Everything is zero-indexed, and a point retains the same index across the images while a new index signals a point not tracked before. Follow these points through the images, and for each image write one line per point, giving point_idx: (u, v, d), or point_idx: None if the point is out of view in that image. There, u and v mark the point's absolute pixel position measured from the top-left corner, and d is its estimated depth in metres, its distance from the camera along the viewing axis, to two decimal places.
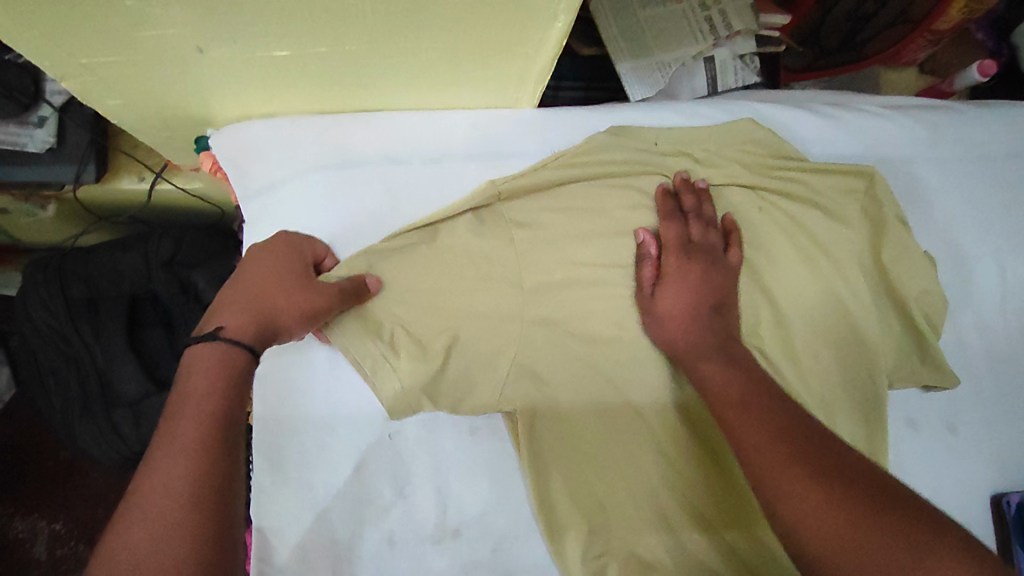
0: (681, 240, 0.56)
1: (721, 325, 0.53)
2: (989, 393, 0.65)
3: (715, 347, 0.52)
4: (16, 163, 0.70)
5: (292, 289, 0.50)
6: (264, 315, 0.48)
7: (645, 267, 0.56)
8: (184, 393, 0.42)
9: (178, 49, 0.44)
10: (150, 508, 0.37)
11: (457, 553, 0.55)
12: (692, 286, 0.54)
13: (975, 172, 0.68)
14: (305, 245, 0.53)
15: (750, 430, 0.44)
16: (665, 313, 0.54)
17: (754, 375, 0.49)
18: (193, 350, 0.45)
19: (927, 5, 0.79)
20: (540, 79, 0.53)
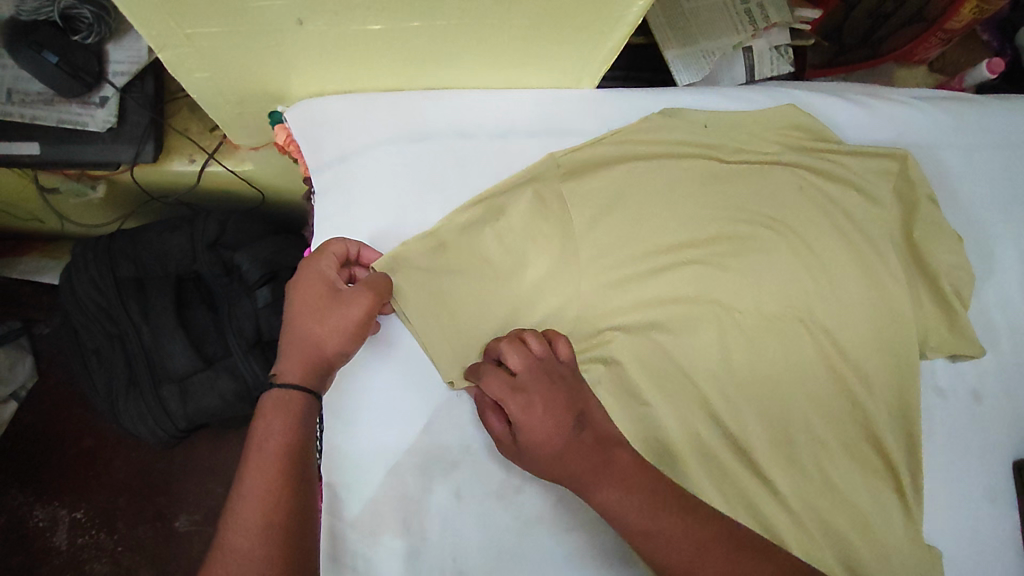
0: (507, 383, 0.52)
1: (589, 443, 0.51)
2: (1012, 364, 0.68)
3: (597, 475, 0.50)
4: (78, 142, 0.72)
5: (329, 317, 0.53)
6: (314, 353, 0.52)
7: (495, 384, 0.52)
8: (260, 432, 0.49)
9: (280, 22, 0.47)
10: (236, 537, 0.44)
11: (521, 509, 0.57)
12: (544, 431, 0.50)
13: (995, 158, 0.73)
14: (321, 268, 0.55)
15: (666, 544, 0.47)
16: (534, 433, 0.51)
17: (629, 473, 0.50)
18: (260, 405, 0.51)
19: (942, 5, 0.85)
20: (608, 56, 0.58)
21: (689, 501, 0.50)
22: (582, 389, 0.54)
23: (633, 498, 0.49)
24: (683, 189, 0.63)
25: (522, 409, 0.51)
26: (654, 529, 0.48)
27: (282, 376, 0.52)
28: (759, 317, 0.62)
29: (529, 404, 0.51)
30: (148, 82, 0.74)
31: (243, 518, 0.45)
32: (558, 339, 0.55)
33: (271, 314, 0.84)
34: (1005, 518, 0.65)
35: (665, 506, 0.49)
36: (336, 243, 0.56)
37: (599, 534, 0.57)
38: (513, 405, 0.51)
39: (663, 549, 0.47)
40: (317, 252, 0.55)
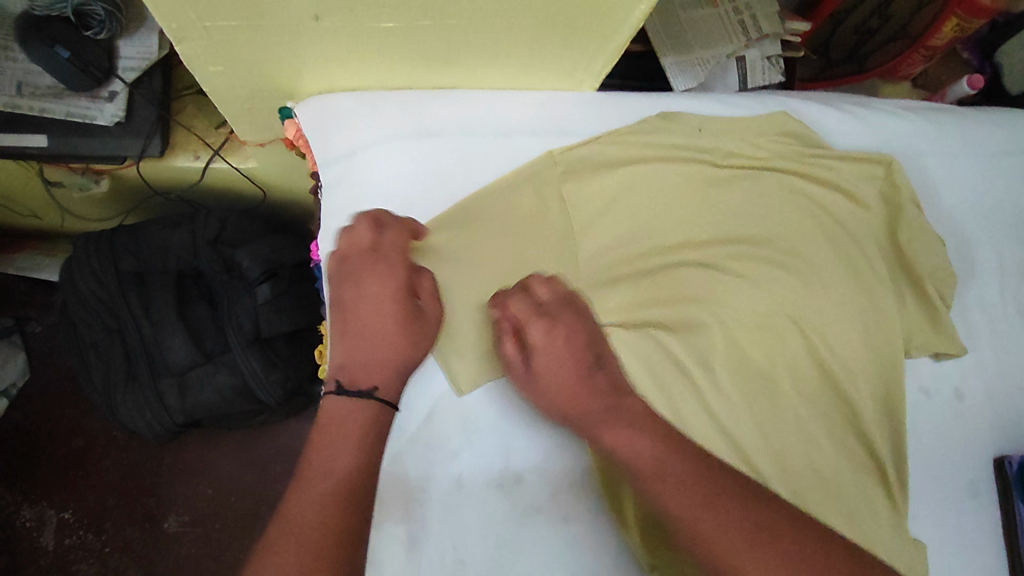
0: (534, 307, 0.56)
1: (608, 381, 0.55)
2: (992, 364, 0.71)
3: (615, 415, 0.53)
4: (86, 136, 0.73)
5: (418, 329, 0.56)
6: (403, 370, 0.55)
7: (515, 306, 0.57)
8: (333, 432, 0.50)
9: (296, 16, 0.49)
10: (295, 527, 0.45)
11: (519, 497, 0.58)
12: (558, 353, 0.55)
13: (976, 166, 0.76)
14: (395, 275, 0.56)
15: (676, 490, 0.49)
16: (544, 353, 0.55)
17: (649, 422, 0.52)
18: (344, 407, 0.52)
19: (925, 23, 0.88)
20: (609, 59, 0.60)
21: (706, 457, 0.51)
22: (603, 335, 0.57)
23: (645, 447, 0.51)
24: (679, 190, 0.65)
25: (541, 330, 0.55)
26: (667, 473, 0.49)
27: (383, 394, 0.53)
28: (753, 314, 0.64)
29: (552, 329, 0.55)
30: (157, 78, 0.75)
31: (305, 510, 0.46)
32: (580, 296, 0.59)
33: (271, 310, 0.85)
34: (985, 513, 0.67)
35: (681, 451, 0.51)
36: (399, 245, 0.57)
37: (595, 525, 0.59)
38: (535, 325, 0.56)
39: (672, 498, 0.48)
40: (389, 259, 0.57)
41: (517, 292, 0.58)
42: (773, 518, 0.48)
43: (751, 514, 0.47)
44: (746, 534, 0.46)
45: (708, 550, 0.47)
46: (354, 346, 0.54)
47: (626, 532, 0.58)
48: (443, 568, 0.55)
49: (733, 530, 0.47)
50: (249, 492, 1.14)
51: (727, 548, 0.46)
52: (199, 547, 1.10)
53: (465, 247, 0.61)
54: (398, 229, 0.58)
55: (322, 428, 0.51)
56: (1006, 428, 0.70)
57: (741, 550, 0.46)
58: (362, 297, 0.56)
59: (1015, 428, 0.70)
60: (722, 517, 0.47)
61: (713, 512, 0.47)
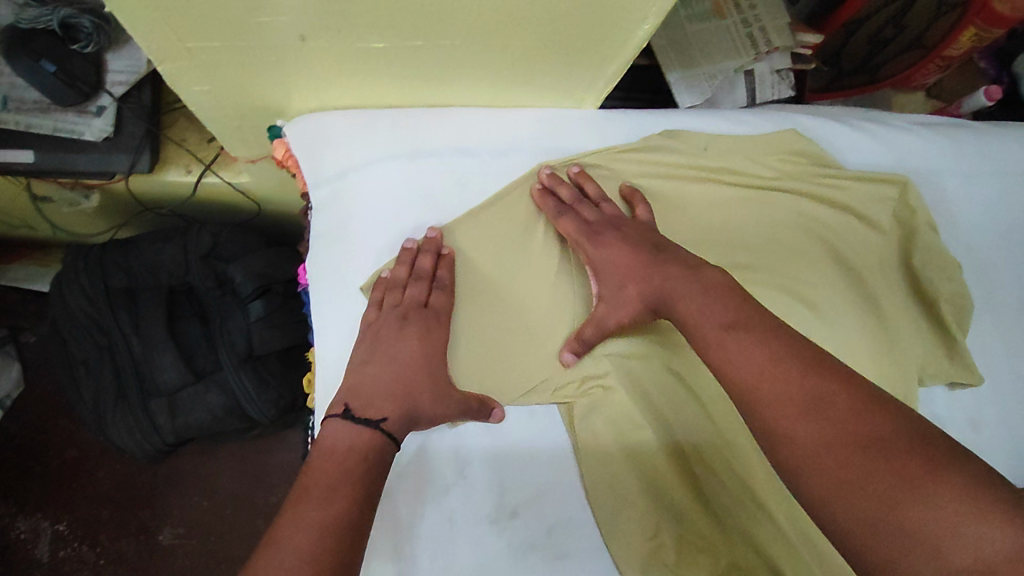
0: (584, 226, 0.56)
1: (671, 260, 0.51)
2: (1010, 393, 0.68)
3: (672, 285, 0.49)
4: (74, 151, 0.71)
5: (443, 385, 0.54)
6: (414, 416, 0.52)
7: (569, 224, 0.57)
8: (331, 451, 0.48)
9: (283, 37, 0.47)
10: (286, 542, 0.42)
11: (514, 534, 0.56)
12: (619, 255, 0.54)
13: (995, 185, 0.73)
14: (430, 317, 0.55)
15: (736, 352, 0.43)
16: (605, 260, 0.54)
17: (714, 288, 0.47)
18: (345, 427, 0.49)
19: (941, 32, 0.86)
20: (612, 77, 0.57)
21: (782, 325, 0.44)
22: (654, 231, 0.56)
23: (708, 308, 0.46)
24: (683, 213, 0.63)
25: (595, 245, 0.55)
26: (727, 334, 0.44)
27: (388, 427, 0.50)
28: None
29: (604, 240, 0.55)
30: (146, 92, 0.73)
31: (296, 526, 0.43)
32: (640, 201, 0.59)
33: (264, 327, 0.83)
34: None
35: (746, 313, 0.45)
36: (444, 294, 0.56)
37: (592, 561, 0.57)
38: (589, 243, 0.55)
39: (726, 360, 0.43)
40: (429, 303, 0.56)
41: (565, 211, 0.58)
42: (843, 391, 0.39)
43: (817, 382, 0.40)
44: (803, 402, 0.39)
45: (759, 423, 0.41)
46: (375, 373, 0.52)
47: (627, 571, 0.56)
48: None
49: (785, 394, 0.40)
50: (245, 504, 1.12)
51: (775, 407, 0.40)
52: (193, 561, 1.08)
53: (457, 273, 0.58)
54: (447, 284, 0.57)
55: (320, 447, 0.48)
56: None
57: (791, 419, 0.39)
58: (395, 330, 0.54)
59: None
60: (778, 378, 0.41)
61: (771, 376, 0.41)
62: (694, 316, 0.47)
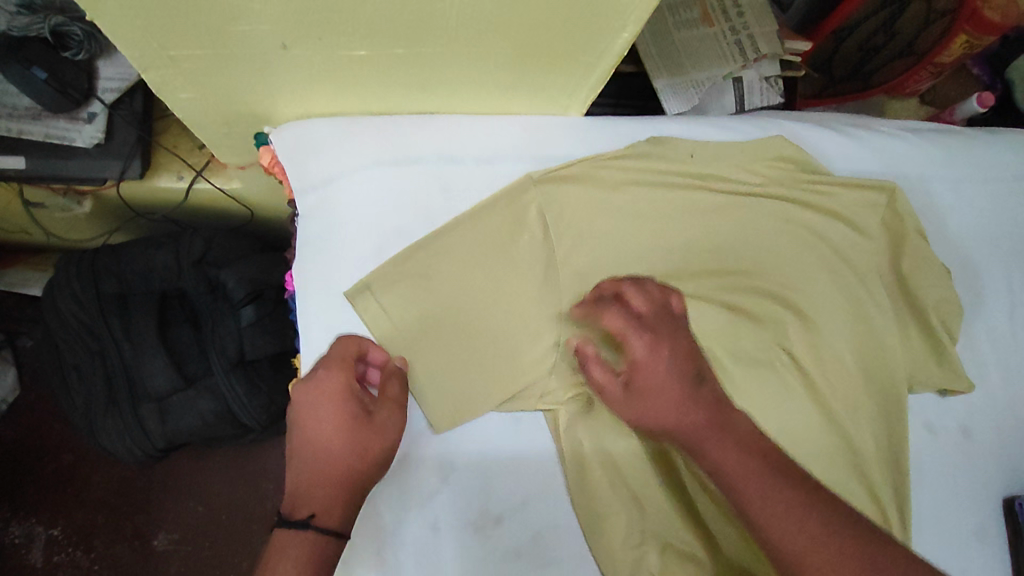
0: (631, 317, 0.50)
1: (711, 396, 0.49)
2: (1001, 399, 0.68)
3: (712, 431, 0.47)
4: (66, 157, 0.72)
5: (370, 444, 0.51)
6: (347, 489, 0.49)
7: (616, 320, 0.51)
8: (275, 565, 0.46)
9: (264, 45, 0.47)
10: None
11: (498, 540, 0.55)
12: (663, 373, 0.49)
13: (985, 191, 0.72)
14: (341, 381, 0.51)
15: (778, 511, 0.45)
16: (649, 378, 0.49)
17: (749, 437, 0.48)
18: (281, 544, 0.47)
19: (932, 39, 0.86)
20: (597, 84, 0.58)
21: (803, 474, 0.47)
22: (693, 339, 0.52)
23: (749, 458, 0.47)
24: (670, 219, 0.63)
25: (645, 347, 0.49)
26: (771, 494, 0.45)
27: (320, 522, 0.48)
28: (743, 348, 0.62)
29: (656, 340, 0.49)
30: (137, 98, 0.73)
31: None
32: (674, 294, 0.53)
33: (254, 333, 0.83)
34: (994, 559, 0.63)
35: (777, 464, 0.47)
36: (349, 347, 0.53)
37: (576, 567, 0.56)
38: (638, 341, 0.49)
39: (773, 524, 0.45)
40: (335, 365, 0.52)
41: (609, 303, 0.52)
42: (872, 546, 0.44)
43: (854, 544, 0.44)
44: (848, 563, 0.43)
45: None
46: (296, 459, 0.50)
47: None
48: None
49: (827, 556, 0.43)
50: (240, 509, 1.12)
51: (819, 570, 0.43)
52: (187, 566, 1.08)
53: (416, 279, 0.58)
54: (354, 343, 0.54)
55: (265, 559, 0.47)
56: (1013, 466, 0.67)
57: None
58: (304, 406, 0.51)
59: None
60: (818, 540, 0.44)
61: (815, 538, 0.44)
62: (731, 465, 0.47)
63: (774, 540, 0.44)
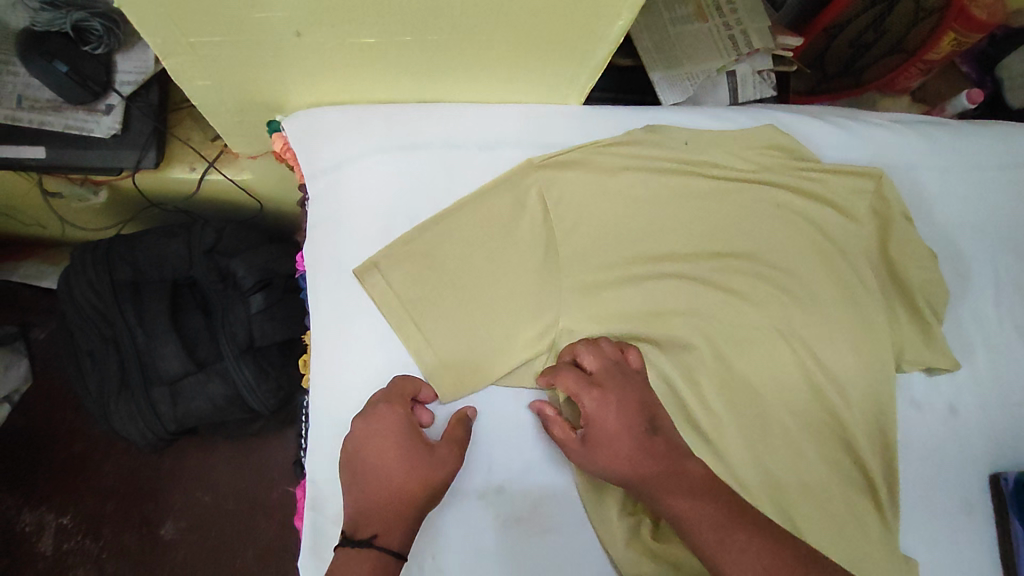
0: (583, 377, 0.56)
1: (666, 446, 0.55)
2: (987, 379, 0.70)
3: (669, 482, 0.53)
4: (84, 147, 0.75)
5: (430, 474, 0.53)
6: (408, 515, 0.52)
7: (567, 381, 0.56)
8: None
9: (279, 32, 0.50)
10: None
11: (499, 509, 0.58)
12: (615, 423, 0.55)
13: (971, 179, 0.75)
14: (403, 417, 0.55)
15: (738, 554, 0.50)
16: (604, 431, 0.55)
17: (704, 486, 0.53)
18: (346, 559, 0.50)
19: (921, 38, 0.89)
20: (594, 72, 0.60)
21: (759, 517, 0.53)
22: (648, 390, 0.58)
23: (705, 507, 0.52)
24: (665, 203, 0.65)
25: (596, 402, 0.55)
26: (731, 540, 0.50)
27: (382, 542, 0.51)
28: (736, 327, 0.65)
29: (606, 397, 0.55)
30: (153, 91, 0.76)
31: None
32: (632, 352, 0.59)
33: (264, 320, 0.86)
34: (978, 529, 0.66)
35: (732, 509, 0.52)
36: (406, 386, 0.57)
37: (575, 534, 0.59)
38: (591, 400, 0.55)
39: (737, 570, 0.49)
40: (395, 402, 0.55)
41: (564, 366, 0.58)
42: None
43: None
44: None
45: None
46: (358, 485, 0.53)
47: (611, 544, 0.58)
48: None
49: None
50: (247, 498, 1.15)
51: None
52: (194, 554, 1.11)
53: (424, 259, 0.61)
54: (416, 385, 0.58)
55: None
56: (1000, 443, 0.69)
57: None
58: (368, 437, 0.54)
59: (1011, 443, 0.69)
60: None
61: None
62: (687, 512, 0.52)
63: None
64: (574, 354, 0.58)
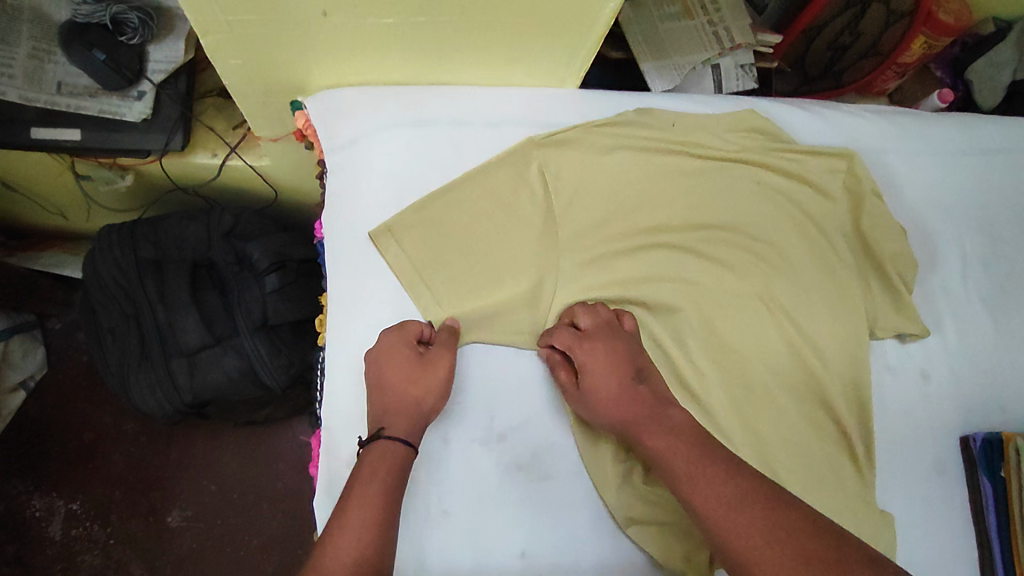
0: (575, 333, 0.62)
1: (651, 394, 0.59)
2: (955, 347, 0.75)
3: (648, 423, 0.58)
4: (115, 131, 0.80)
5: (425, 376, 0.59)
6: (414, 413, 0.58)
7: (561, 333, 0.63)
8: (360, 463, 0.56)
9: (308, 12, 0.56)
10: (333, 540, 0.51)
11: (502, 453, 0.63)
12: (603, 371, 0.60)
13: (936, 164, 0.81)
14: (402, 336, 0.60)
15: (704, 484, 0.52)
16: (594, 379, 0.60)
17: (683, 427, 0.57)
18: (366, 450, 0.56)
19: (894, 40, 0.95)
20: (588, 55, 0.67)
21: (735, 458, 0.55)
22: (638, 345, 0.63)
23: (680, 443, 0.55)
24: (654, 178, 0.71)
25: (587, 352, 0.61)
26: (699, 472, 0.53)
27: (389, 432, 0.57)
28: (723, 293, 0.70)
29: (594, 350, 0.61)
30: (182, 80, 0.82)
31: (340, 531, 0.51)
32: (627, 314, 0.65)
33: (278, 299, 0.90)
34: (951, 487, 0.70)
35: (708, 447, 0.55)
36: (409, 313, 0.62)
37: (573, 481, 0.63)
38: (581, 352, 0.61)
39: (700, 497, 0.52)
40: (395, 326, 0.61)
41: (563, 322, 0.64)
42: (794, 512, 0.50)
43: (776, 512, 0.50)
44: (770, 531, 0.49)
45: (731, 550, 0.50)
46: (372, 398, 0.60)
47: (605, 492, 0.62)
48: (429, 516, 0.60)
49: (750, 525, 0.50)
50: (252, 488, 1.14)
51: (741, 537, 0.49)
52: (200, 542, 1.10)
53: (432, 226, 0.66)
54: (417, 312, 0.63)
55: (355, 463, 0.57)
56: (969, 407, 0.73)
57: (761, 547, 0.48)
58: (374, 357, 0.60)
59: (979, 408, 0.74)
60: (743, 510, 0.50)
61: (739, 506, 0.51)
62: (662, 450, 0.56)
63: (704, 512, 0.52)
64: (570, 313, 0.64)
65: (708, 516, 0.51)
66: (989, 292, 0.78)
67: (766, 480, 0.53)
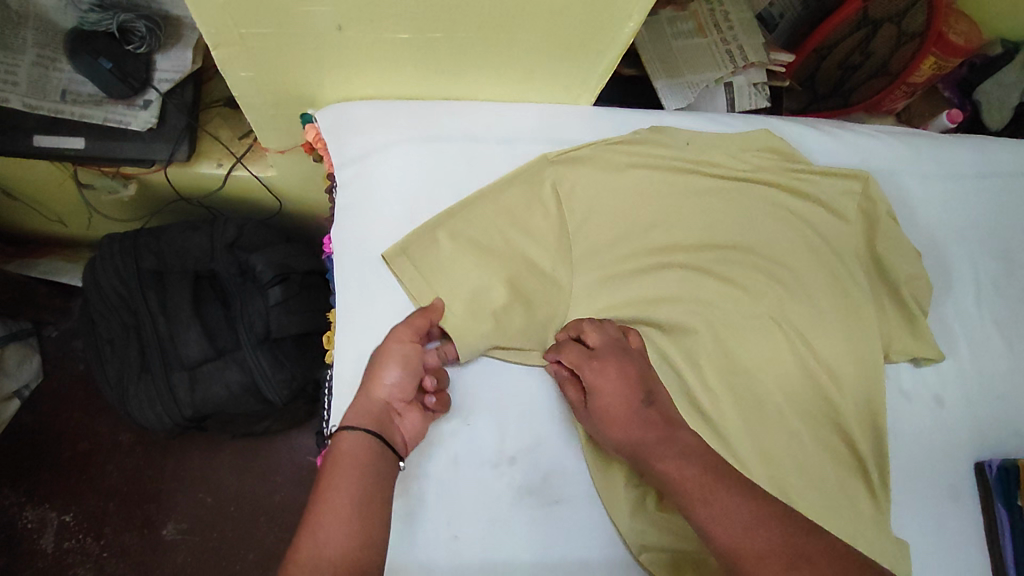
0: (584, 352, 0.60)
1: (660, 417, 0.58)
2: (969, 371, 0.74)
3: (658, 446, 0.56)
4: (119, 140, 0.79)
5: (376, 356, 0.57)
6: (367, 399, 0.56)
7: (568, 352, 0.61)
8: (331, 457, 0.52)
9: (323, 26, 0.55)
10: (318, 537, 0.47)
11: (512, 477, 0.61)
12: (614, 391, 0.58)
13: (949, 186, 0.80)
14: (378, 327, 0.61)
15: (720, 511, 0.51)
16: (603, 403, 0.58)
17: (694, 451, 0.55)
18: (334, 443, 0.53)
19: (904, 61, 0.95)
20: (604, 71, 0.66)
21: (750, 485, 0.53)
22: (646, 365, 0.61)
23: (693, 469, 0.54)
24: (668, 197, 0.70)
25: (596, 372, 0.59)
26: (714, 497, 0.52)
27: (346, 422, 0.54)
28: (737, 315, 0.69)
29: (603, 368, 0.59)
30: (188, 89, 0.81)
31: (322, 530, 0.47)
32: (634, 334, 0.63)
33: (281, 312, 0.88)
34: (966, 515, 0.69)
35: (721, 472, 0.54)
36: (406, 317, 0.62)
37: (583, 508, 0.62)
38: (590, 371, 0.59)
39: (717, 523, 0.50)
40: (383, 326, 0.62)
41: (569, 340, 0.62)
42: (814, 540, 0.49)
43: (795, 542, 0.49)
44: (787, 560, 0.48)
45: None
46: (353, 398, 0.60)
47: (617, 518, 0.61)
48: (438, 544, 0.58)
49: (770, 554, 0.48)
50: (250, 501, 1.12)
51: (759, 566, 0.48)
52: (196, 556, 1.08)
53: (444, 243, 0.65)
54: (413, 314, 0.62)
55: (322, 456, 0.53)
56: (984, 432, 0.72)
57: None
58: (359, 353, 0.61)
59: (994, 433, 0.73)
60: (762, 538, 0.49)
61: (757, 535, 0.49)
62: (674, 474, 0.54)
63: (722, 541, 0.50)
64: (570, 333, 0.63)
65: (725, 545, 0.49)
66: (1002, 315, 0.77)
67: (781, 506, 0.52)
